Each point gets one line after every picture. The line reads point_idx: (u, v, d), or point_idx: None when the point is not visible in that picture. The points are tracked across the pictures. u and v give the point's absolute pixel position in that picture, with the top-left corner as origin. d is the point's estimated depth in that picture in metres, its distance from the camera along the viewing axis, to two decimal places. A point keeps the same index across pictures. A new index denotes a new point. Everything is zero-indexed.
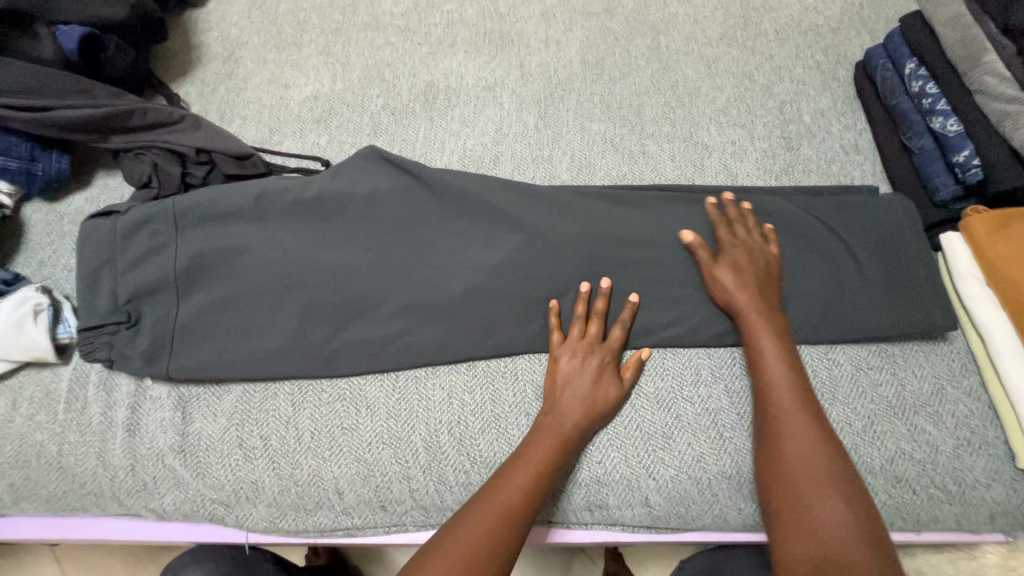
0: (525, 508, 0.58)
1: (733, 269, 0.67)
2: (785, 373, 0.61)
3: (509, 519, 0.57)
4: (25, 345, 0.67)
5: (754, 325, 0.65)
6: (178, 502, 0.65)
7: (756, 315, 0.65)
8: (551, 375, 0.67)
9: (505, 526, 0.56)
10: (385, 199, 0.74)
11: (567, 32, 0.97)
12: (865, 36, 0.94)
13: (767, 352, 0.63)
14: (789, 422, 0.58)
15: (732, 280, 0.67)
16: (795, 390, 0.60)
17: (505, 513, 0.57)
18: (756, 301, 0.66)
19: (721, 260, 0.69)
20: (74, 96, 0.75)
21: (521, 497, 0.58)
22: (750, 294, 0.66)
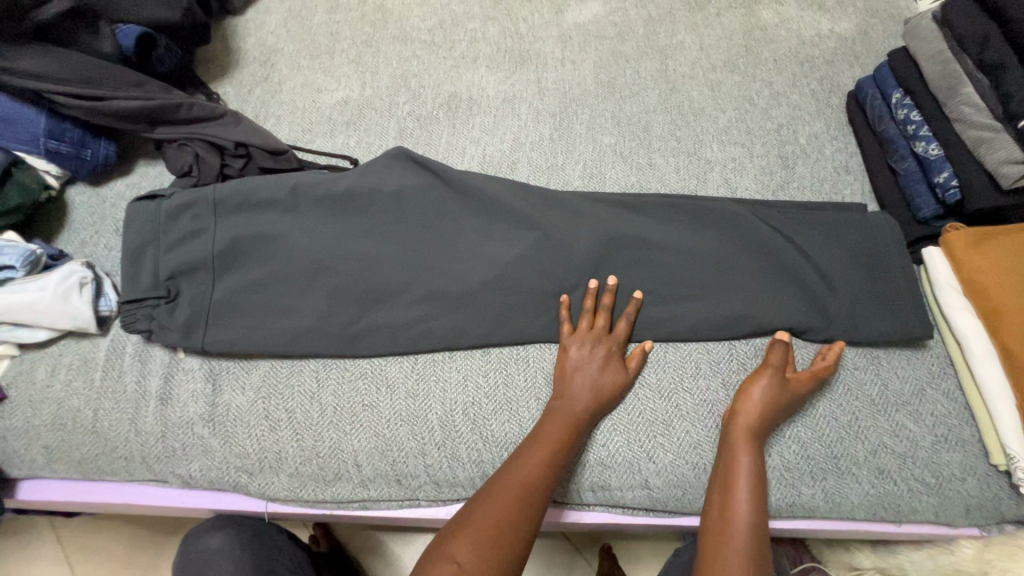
0: (539, 486, 0.63)
1: (771, 393, 0.67)
2: (750, 465, 0.64)
3: (525, 497, 0.62)
4: (69, 314, 0.71)
5: (744, 417, 0.67)
6: (205, 468, 0.70)
7: (750, 412, 0.67)
8: (560, 362, 0.72)
9: (521, 503, 0.61)
10: (411, 196, 0.80)
11: (582, 53, 1.05)
12: (856, 69, 1.02)
13: (743, 447, 0.65)
14: (737, 506, 0.61)
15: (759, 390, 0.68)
16: (753, 485, 0.62)
17: (522, 492, 0.62)
18: (770, 406, 0.67)
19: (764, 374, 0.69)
20: (128, 89, 0.81)
21: (536, 475, 0.63)
22: (764, 407, 0.67)
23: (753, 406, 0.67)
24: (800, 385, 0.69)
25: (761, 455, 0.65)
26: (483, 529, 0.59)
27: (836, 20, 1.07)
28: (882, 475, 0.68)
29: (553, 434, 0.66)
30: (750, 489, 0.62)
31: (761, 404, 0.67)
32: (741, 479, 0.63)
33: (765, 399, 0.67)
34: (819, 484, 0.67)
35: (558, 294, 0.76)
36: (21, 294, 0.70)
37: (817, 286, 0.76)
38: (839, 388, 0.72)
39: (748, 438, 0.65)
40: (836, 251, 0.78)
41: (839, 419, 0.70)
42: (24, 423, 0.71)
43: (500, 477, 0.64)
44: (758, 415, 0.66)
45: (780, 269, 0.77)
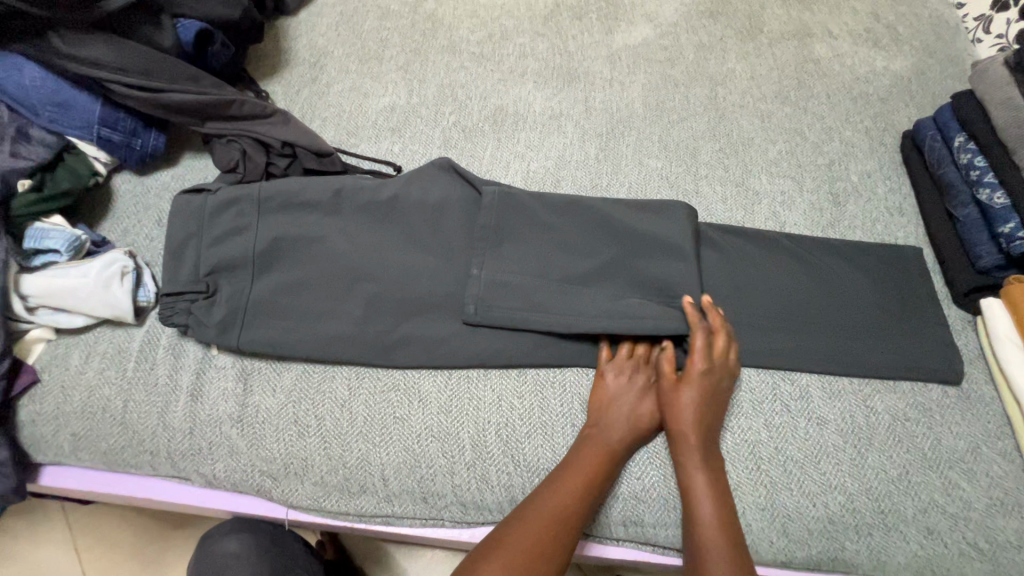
0: (573, 515, 0.61)
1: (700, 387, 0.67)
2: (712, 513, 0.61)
3: (559, 525, 0.60)
4: (109, 303, 0.71)
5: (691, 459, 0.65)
6: (228, 469, 0.68)
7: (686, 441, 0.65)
8: (598, 391, 0.70)
9: (555, 532, 0.59)
10: (455, 208, 0.80)
11: (631, 75, 1.04)
12: (912, 109, 1.00)
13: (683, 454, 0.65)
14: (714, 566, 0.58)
15: (687, 400, 0.67)
16: (722, 537, 0.60)
17: (555, 521, 0.60)
18: (696, 398, 0.67)
19: (685, 383, 0.67)
20: (184, 83, 0.82)
21: (570, 503, 0.61)
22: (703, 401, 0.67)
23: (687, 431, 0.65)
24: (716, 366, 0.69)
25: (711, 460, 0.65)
26: (517, 555, 0.57)
27: (891, 58, 1.06)
28: (931, 536, 0.64)
29: (591, 461, 0.64)
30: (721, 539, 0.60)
31: (686, 422, 0.66)
32: (709, 532, 0.60)
33: (698, 402, 0.67)
34: (864, 539, 0.64)
35: (611, 315, 0.71)
36: (63, 279, 0.70)
37: (857, 327, 0.76)
38: (889, 438, 0.69)
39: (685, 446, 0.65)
40: (876, 298, 0.78)
41: (888, 472, 0.67)
42: (54, 409, 0.70)
43: (534, 502, 0.62)
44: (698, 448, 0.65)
45: (819, 311, 0.76)
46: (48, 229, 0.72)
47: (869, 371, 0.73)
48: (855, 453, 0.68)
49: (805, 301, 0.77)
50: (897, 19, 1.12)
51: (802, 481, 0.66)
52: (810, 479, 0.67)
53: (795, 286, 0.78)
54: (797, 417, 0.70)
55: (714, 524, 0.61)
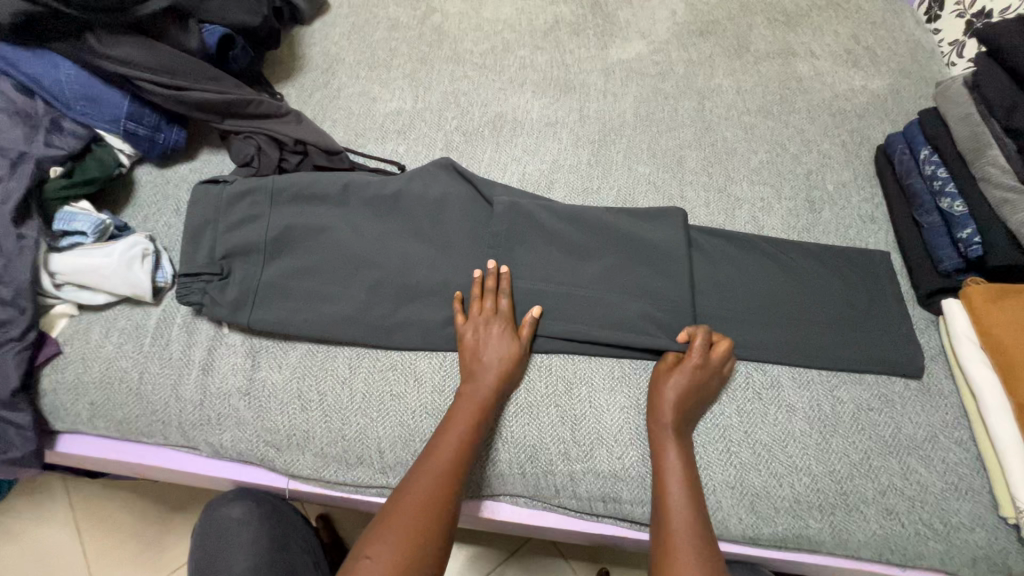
0: (454, 476, 0.65)
1: (687, 385, 0.71)
2: (686, 510, 0.64)
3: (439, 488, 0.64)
4: (130, 281, 0.76)
5: (672, 460, 0.68)
6: (235, 439, 0.73)
7: (669, 441, 0.69)
8: (461, 352, 0.75)
9: (440, 502, 0.63)
10: (452, 202, 0.86)
11: (624, 87, 1.11)
12: (886, 125, 1.06)
13: (665, 434, 0.70)
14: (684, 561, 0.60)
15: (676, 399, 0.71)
16: (691, 532, 0.63)
17: (439, 487, 0.64)
18: (684, 391, 0.71)
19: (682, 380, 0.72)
20: (206, 83, 0.89)
21: (450, 467, 0.65)
22: (689, 393, 0.71)
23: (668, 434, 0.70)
24: (711, 369, 0.74)
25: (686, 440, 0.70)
26: (405, 529, 0.60)
27: (869, 78, 1.13)
28: (890, 516, 0.68)
29: (462, 422, 0.69)
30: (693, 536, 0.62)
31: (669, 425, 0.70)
32: (681, 528, 0.63)
33: (682, 401, 0.71)
34: (828, 518, 0.69)
35: (602, 325, 0.79)
36: (89, 258, 0.76)
37: (825, 323, 0.81)
38: (852, 425, 0.74)
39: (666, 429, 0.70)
40: (843, 297, 0.83)
41: (850, 456, 0.71)
42: (75, 379, 0.75)
43: (421, 466, 0.66)
44: (678, 449, 0.69)
45: (788, 307, 0.82)
46: (76, 213, 0.78)
47: (835, 363, 0.78)
48: (821, 438, 0.73)
49: (776, 296, 0.83)
50: (876, 43, 1.19)
51: (770, 462, 0.71)
52: (777, 461, 0.71)
53: (768, 283, 0.84)
54: (768, 404, 0.75)
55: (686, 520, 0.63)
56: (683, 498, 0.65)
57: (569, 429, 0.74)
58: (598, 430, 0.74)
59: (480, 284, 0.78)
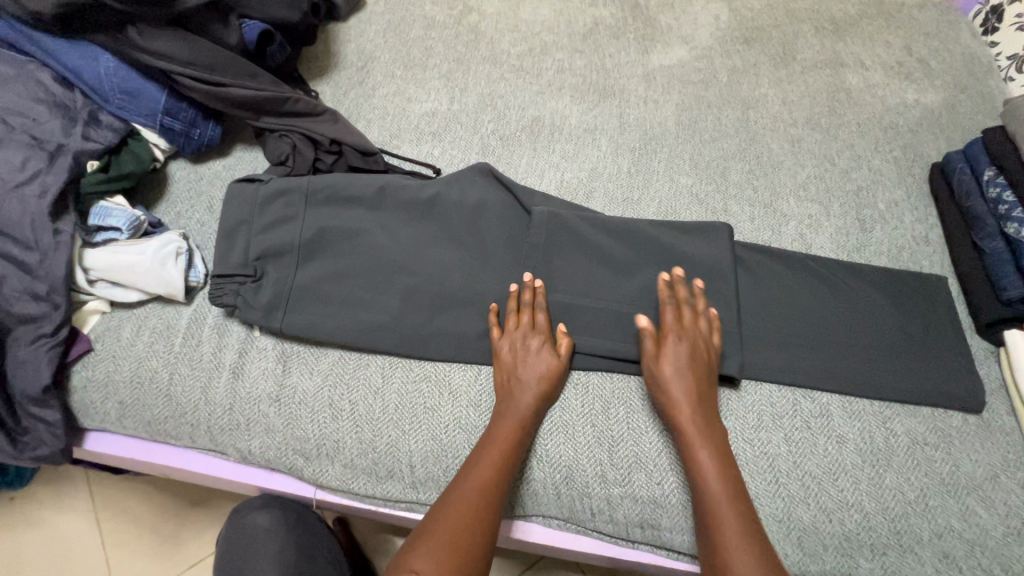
0: (497, 490, 0.63)
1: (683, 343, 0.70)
2: (721, 485, 0.62)
3: (482, 503, 0.62)
4: (163, 280, 0.75)
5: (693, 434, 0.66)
6: (264, 446, 0.72)
7: (688, 417, 0.67)
8: (500, 369, 0.72)
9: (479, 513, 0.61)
10: (491, 209, 0.83)
11: (666, 94, 1.07)
12: (941, 141, 1.01)
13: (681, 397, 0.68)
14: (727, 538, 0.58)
15: (668, 365, 0.69)
16: (732, 508, 0.60)
17: (479, 498, 0.62)
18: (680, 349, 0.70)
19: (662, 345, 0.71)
20: (244, 79, 0.87)
21: (490, 480, 0.64)
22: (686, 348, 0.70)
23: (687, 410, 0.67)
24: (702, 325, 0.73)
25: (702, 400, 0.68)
26: (447, 547, 0.58)
27: (923, 92, 1.08)
28: (946, 561, 0.65)
29: (502, 438, 0.67)
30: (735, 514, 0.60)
31: (679, 398, 0.68)
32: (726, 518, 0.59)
33: (681, 366, 0.69)
34: (879, 559, 0.65)
35: None
36: (123, 256, 0.75)
37: (877, 349, 0.77)
38: (907, 461, 0.70)
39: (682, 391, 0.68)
40: (897, 322, 0.79)
41: (905, 493, 0.68)
42: (105, 377, 0.74)
43: (461, 478, 0.64)
44: (699, 423, 0.66)
45: (838, 331, 0.78)
46: (111, 208, 0.77)
47: (888, 393, 0.74)
48: (874, 473, 0.69)
49: (826, 320, 0.79)
50: (930, 55, 1.14)
51: (819, 496, 0.68)
52: (827, 495, 0.68)
53: (818, 306, 0.80)
54: (817, 434, 0.72)
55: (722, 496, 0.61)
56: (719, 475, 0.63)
57: (606, 451, 0.70)
58: (637, 452, 0.70)
59: (516, 297, 0.76)
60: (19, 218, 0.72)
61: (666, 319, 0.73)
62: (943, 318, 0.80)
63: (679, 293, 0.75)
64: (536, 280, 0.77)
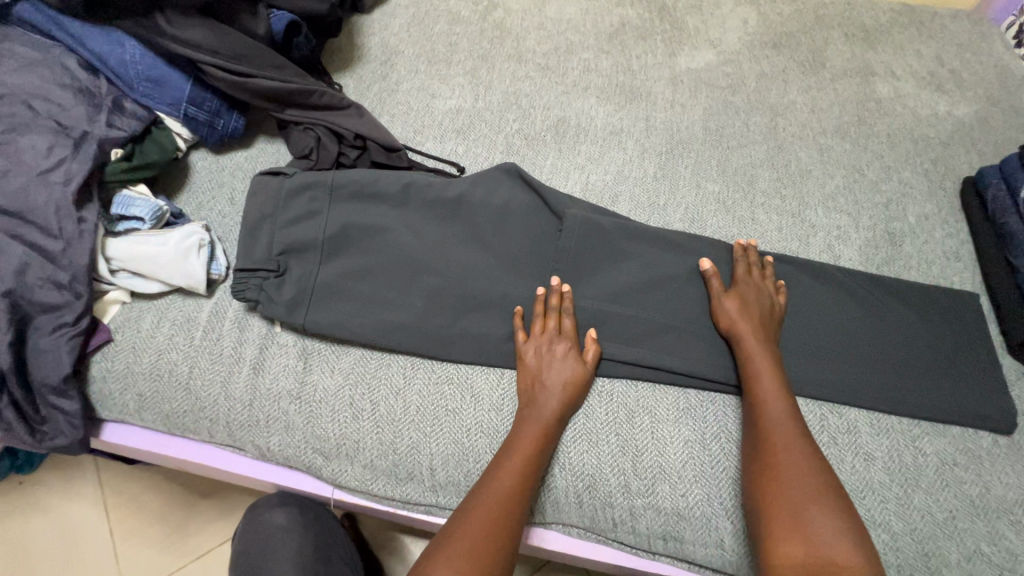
0: (520, 497, 0.62)
1: (753, 293, 0.75)
2: (787, 419, 0.65)
3: (505, 509, 0.61)
4: (185, 272, 0.74)
5: (761, 376, 0.69)
6: (283, 444, 0.71)
7: (756, 357, 0.70)
8: (524, 373, 0.71)
9: (503, 519, 0.60)
10: (516, 211, 0.82)
11: (693, 98, 1.06)
12: (973, 155, 1.00)
13: (753, 344, 0.71)
14: (787, 464, 0.61)
15: (737, 308, 0.74)
16: (801, 447, 0.63)
17: (504, 503, 0.61)
18: (752, 300, 0.74)
19: (732, 291, 0.75)
20: (271, 70, 0.86)
21: (513, 489, 0.62)
22: (755, 301, 0.74)
23: (756, 351, 0.71)
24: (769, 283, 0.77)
25: (771, 349, 0.72)
26: (470, 550, 0.57)
27: (954, 104, 1.06)
28: None
29: (525, 443, 0.66)
30: (799, 446, 0.63)
31: (749, 339, 0.72)
32: (791, 453, 0.62)
33: (752, 313, 0.73)
34: None
35: (669, 352, 0.75)
36: (146, 246, 0.74)
37: (907, 365, 0.76)
38: (936, 481, 0.69)
39: (753, 338, 0.72)
40: (926, 339, 0.78)
41: (934, 514, 0.67)
42: (124, 368, 0.73)
43: (483, 485, 0.63)
44: (767, 365, 0.70)
45: (866, 345, 0.77)
46: (134, 197, 0.76)
47: (917, 412, 0.73)
48: (902, 492, 0.68)
49: (854, 334, 0.78)
50: (962, 66, 1.12)
51: None
52: None
53: (846, 319, 0.79)
54: (845, 451, 0.71)
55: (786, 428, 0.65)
56: (785, 412, 0.66)
57: (630, 460, 0.69)
58: (662, 463, 0.69)
59: (542, 301, 0.75)
60: (42, 205, 0.71)
61: (739, 271, 0.78)
62: (973, 336, 0.78)
63: (751, 252, 0.80)
64: (564, 285, 0.76)
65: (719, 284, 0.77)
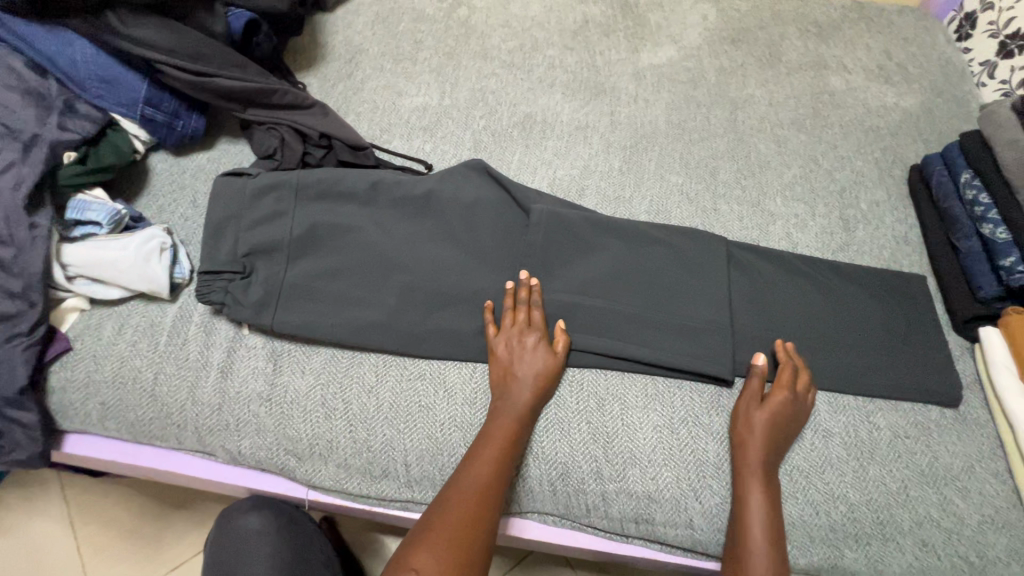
0: (494, 495, 0.63)
1: (783, 414, 0.70)
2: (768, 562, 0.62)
3: (478, 507, 0.61)
4: (146, 277, 0.72)
5: (753, 508, 0.65)
6: (254, 447, 0.70)
7: (756, 481, 0.66)
8: (495, 366, 0.72)
9: (479, 513, 0.61)
10: (485, 207, 0.83)
11: (655, 93, 1.08)
12: (919, 144, 1.05)
13: (755, 472, 0.67)
14: None
15: (763, 427, 0.69)
16: None
17: (479, 496, 0.62)
18: (775, 423, 0.69)
19: (766, 406, 0.70)
20: (231, 69, 0.84)
21: (488, 482, 0.63)
22: (779, 421, 0.69)
23: (757, 476, 0.66)
24: (803, 400, 0.72)
25: (771, 479, 0.67)
26: (447, 545, 0.58)
27: (902, 95, 1.11)
28: (926, 548, 0.67)
29: (498, 437, 0.66)
30: None
31: (763, 455, 0.67)
32: None
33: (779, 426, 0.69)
34: (863, 548, 0.67)
35: (637, 341, 0.76)
36: (105, 251, 0.72)
37: (861, 346, 0.80)
38: (889, 453, 0.72)
39: (756, 466, 0.67)
40: (879, 320, 0.82)
41: (887, 485, 0.70)
42: (85, 377, 0.72)
43: (458, 482, 0.63)
44: (765, 491, 0.66)
45: (824, 328, 0.81)
46: (90, 201, 0.75)
47: (872, 390, 0.77)
48: (859, 465, 0.71)
49: (812, 318, 0.81)
50: (909, 59, 1.17)
51: (807, 489, 0.70)
52: (815, 488, 0.70)
53: (805, 304, 0.82)
54: (805, 429, 0.74)
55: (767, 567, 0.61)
56: (768, 546, 0.62)
57: (601, 447, 0.71)
58: (632, 448, 0.71)
59: (513, 295, 0.76)
60: None
61: (781, 382, 0.72)
62: (921, 316, 0.83)
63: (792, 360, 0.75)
64: (532, 278, 0.77)
65: (756, 396, 0.72)
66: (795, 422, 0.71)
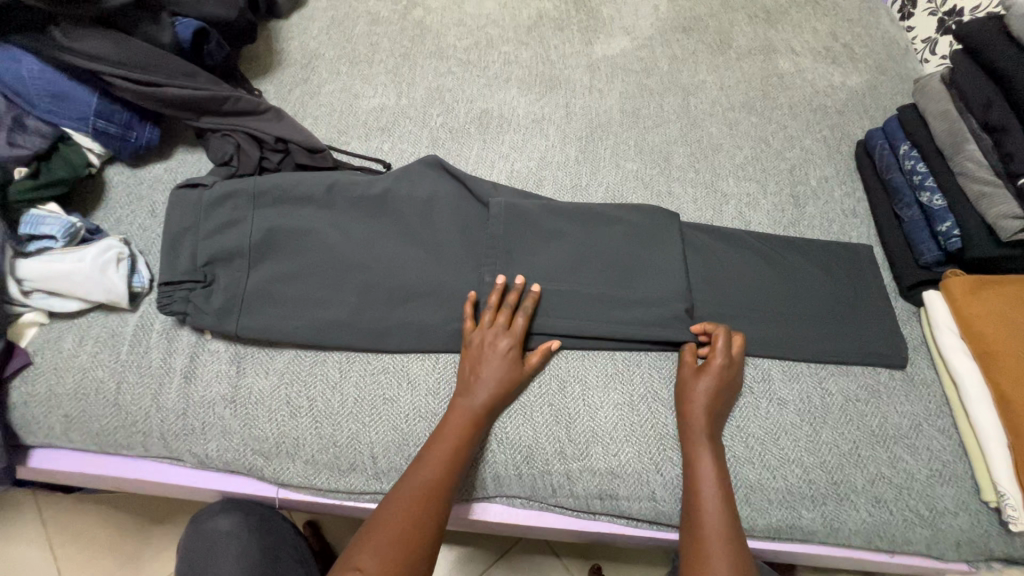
0: (450, 478, 0.65)
1: (719, 377, 0.72)
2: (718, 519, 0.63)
3: (432, 493, 0.63)
4: (104, 288, 0.73)
5: (702, 471, 0.67)
6: (221, 449, 0.71)
7: (702, 448, 0.68)
8: (467, 360, 0.73)
9: (434, 497, 0.63)
10: (442, 201, 0.84)
11: (609, 84, 1.11)
12: (865, 120, 1.08)
13: (701, 440, 0.69)
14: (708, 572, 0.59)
15: (705, 393, 0.71)
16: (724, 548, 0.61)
17: (436, 479, 0.64)
18: (715, 390, 0.71)
19: (702, 373, 0.72)
20: (181, 79, 0.85)
21: (440, 475, 0.64)
22: (719, 387, 0.71)
23: (704, 443, 0.68)
24: (736, 361, 0.74)
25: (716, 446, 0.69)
26: (400, 528, 0.60)
27: (847, 75, 1.15)
28: (879, 504, 0.70)
29: (457, 423, 0.68)
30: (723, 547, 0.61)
31: (700, 432, 0.69)
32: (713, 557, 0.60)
33: (711, 404, 0.70)
34: (819, 508, 0.70)
35: (596, 323, 0.78)
36: (59, 264, 0.72)
37: (813, 316, 0.82)
38: (840, 417, 0.75)
39: (701, 433, 0.69)
40: (829, 290, 0.85)
41: (840, 447, 0.73)
42: (47, 391, 0.72)
43: (418, 469, 0.65)
44: (712, 456, 0.68)
45: (776, 300, 0.83)
46: (44, 215, 0.74)
47: (824, 357, 0.79)
48: (812, 430, 0.74)
49: (765, 291, 0.84)
50: (854, 40, 1.21)
51: (763, 455, 0.72)
52: (770, 454, 0.72)
53: (758, 279, 0.84)
54: (761, 398, 0.76)
55: (718, 524, 0.63)
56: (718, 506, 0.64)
57: (563, 427, 0.73)
58: (593, 427, 0.73)
59: (500, 294, 0.76)
60: None
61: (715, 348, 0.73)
62: (869, 284, 0.86)
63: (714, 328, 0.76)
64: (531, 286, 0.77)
65: (691, 366, 0.74)
66: (734, 386, 0.74)
